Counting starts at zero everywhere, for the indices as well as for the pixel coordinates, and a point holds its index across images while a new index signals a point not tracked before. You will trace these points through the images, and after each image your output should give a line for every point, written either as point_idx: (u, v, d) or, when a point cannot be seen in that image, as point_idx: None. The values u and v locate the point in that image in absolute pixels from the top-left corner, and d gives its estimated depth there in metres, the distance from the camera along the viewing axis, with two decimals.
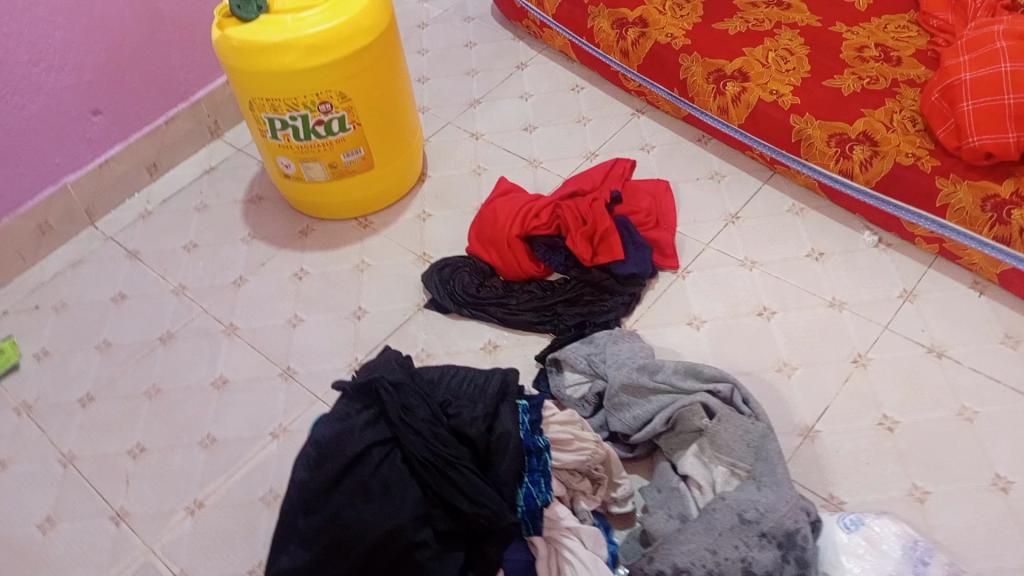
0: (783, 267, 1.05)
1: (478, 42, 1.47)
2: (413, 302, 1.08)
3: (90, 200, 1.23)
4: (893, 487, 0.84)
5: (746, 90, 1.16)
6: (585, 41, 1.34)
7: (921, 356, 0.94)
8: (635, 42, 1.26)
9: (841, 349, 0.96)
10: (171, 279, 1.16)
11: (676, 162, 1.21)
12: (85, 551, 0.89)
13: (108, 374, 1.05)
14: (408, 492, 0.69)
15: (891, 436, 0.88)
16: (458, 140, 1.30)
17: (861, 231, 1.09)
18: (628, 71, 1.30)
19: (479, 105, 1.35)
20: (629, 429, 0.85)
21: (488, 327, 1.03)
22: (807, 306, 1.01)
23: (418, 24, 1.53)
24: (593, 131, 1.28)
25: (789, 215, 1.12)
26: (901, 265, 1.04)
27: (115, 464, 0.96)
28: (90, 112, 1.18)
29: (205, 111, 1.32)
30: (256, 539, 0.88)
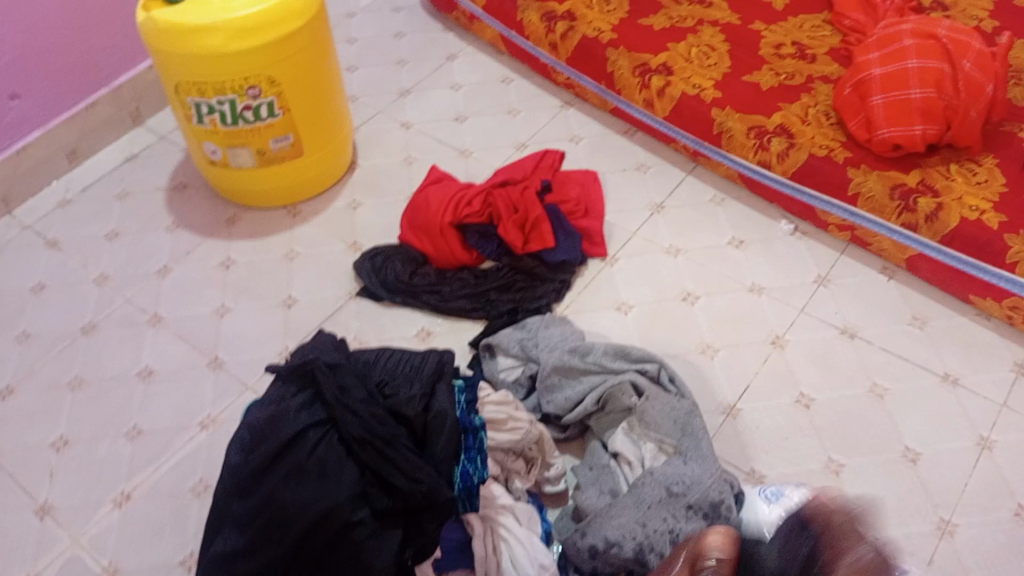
0: (706, 254, 1.09)
1: (407, 33, 1.47)
2: (345, 290, 1.08)
3: (7, 187, 1.19)
4: (812, 460, 0.89)
5: (670, 84, 1.19)
6: (515, 35, 1.35)
7: (835, 337, 0.99)
8: (564, 35, 1.28)
9: (762, 332, 1.00)
10: (92, 268, 1.12)
11: (604, 152, 1.24)
12: (8, 544, 0.86)
13: (28, 365, 1.02)
14: (345, 471, 0.69)
15: (808, 412, 0.92)
16: (389, 129, 1.30)
17: (779, 220, 1.13)
18: (557, 64, 1.31)
19: (410, 95, 1.35)
20: (561, 410, 0.86)
21: (421, 315, 1.04)
22: (729, 291, 1.05)
23: (347, 13, 1.52)
24: (523, 123, 1.29)
25: (711, 204, 1.16)
26: (816, 252, 1.09)
27: (37, 456, 0.93)
28: (7, 97, 1.14)
29: (127, 97, 1.29)
30: (187, 529, 0.87)
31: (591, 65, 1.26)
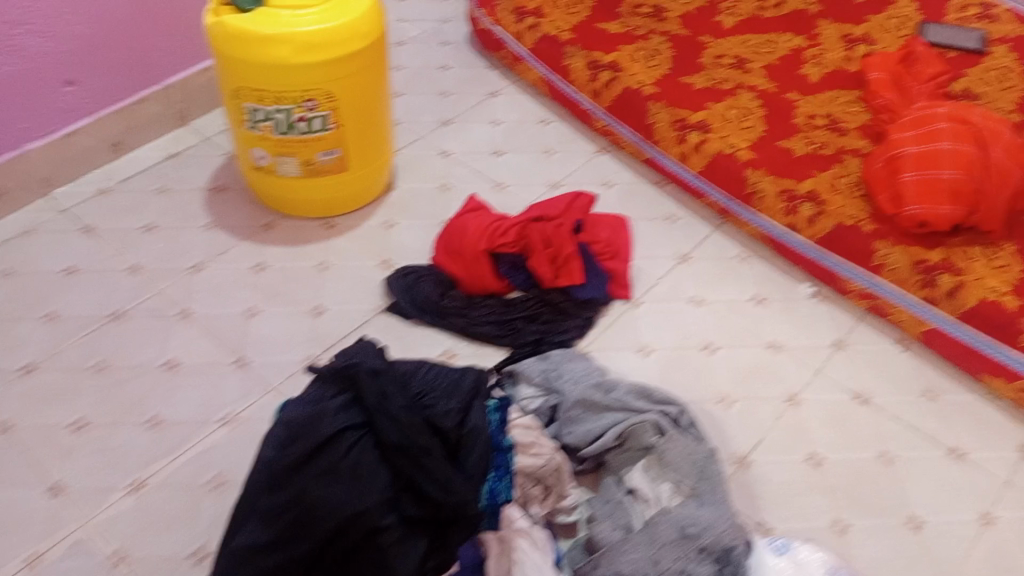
0: (861, 478, 0.99)
1: (821, 182, 1.26)
2: (808, 529, 0.94)
3: (467, 140, 1.44)
4: (819, 518, 0.95)
5: (963, 286, 1.10)
6: (900, 237, 1.18)
7: (903, 529, 0.95)
8: (949, 292, 1.10)
9: (897, 514, 0.96)
10: (449, 211, 1.32)
11: (809, 318, 1.17)
12: (228, 330, 1.14)
13: (383, 250, 1.26)
14: (427, 441, 0.80)
15: (841, 537, 0.94)
16: (822, 312, 1.18)
17: (915, 445, 1.02)
18: (875, 283, 1.15)
19: (857, 194, 1.25)
20: (581, 441, 0.94)
21: (807, 538, 0.93)
22: (882, 515, 0.96)
23: (823, 123, 1.38)
24: (945, 419, 1.05)
25: (926, 438, 1.03)
26: (914, 493, 0.98)
27: (301, 307, 1.17)
28: (536, 128, 1.47)
29: (539, 140, 1.44)
30: (224, 397, 1.06)
31: (955, 348, 1.09)
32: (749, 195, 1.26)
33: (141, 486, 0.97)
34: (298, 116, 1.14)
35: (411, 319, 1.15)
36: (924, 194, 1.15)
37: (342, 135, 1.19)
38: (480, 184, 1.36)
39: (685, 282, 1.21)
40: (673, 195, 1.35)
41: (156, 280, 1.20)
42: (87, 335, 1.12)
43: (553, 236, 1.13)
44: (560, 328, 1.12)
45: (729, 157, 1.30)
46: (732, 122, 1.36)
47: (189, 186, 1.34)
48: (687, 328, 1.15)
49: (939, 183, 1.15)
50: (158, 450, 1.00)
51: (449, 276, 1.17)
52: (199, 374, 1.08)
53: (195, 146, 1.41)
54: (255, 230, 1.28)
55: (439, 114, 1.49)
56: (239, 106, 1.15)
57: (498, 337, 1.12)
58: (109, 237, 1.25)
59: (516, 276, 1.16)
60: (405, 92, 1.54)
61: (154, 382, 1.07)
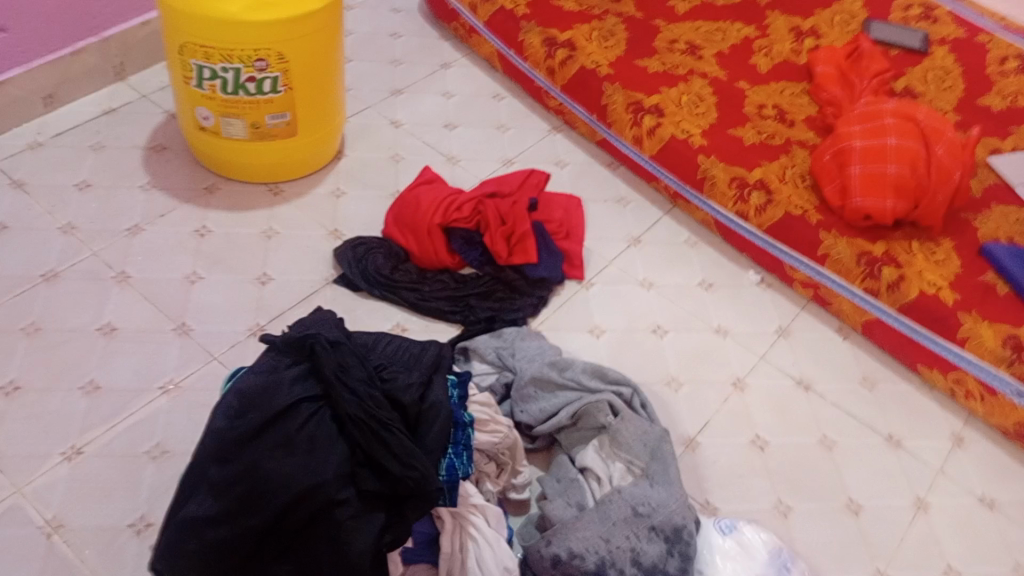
0: (802, 461, 1.02)
1: (771, 172, 1.29)
2: (752, 510, 0.97)
3: (420, 110, 1.42)
4: (762, 499, 0.98)
5: (905, 279, 1.14)
6: (844, 229, 1.21)
7: (841, 510, 0.98)
8: (891, 285, 1.14)
9: (835, 497, 0.99)
10: (400, 183, 1.30)
11: (754, 304, 1.19)
12: (168, 295, 1.09)
13: (332, 220, 1.23)
14: (386, 415, 0.79)
15: (782, 519, 0.97)
16: (766, 299, 1.20)
17: (853, 430, 1.06)
18: (819, 273, 1.19)
19: (803, 186, 1.28)
20: (534, 419, 0.95)
21: (752, 518, 0.96)
22: (821, 497, 0.99)
23: (772, 115, 1.40)
24: (881, 407, 1.08)
25: (862, 424, 1.07)
26: (851, 476, 1.01)
27: (246, 274, 1.14)
28: (488, 105, 1.45)
29: (493, 115, 1.43)
30: (165, 364, 1.02)
31: (893, 338, 1.13)
32: (701, 181, 1.28)
33: (76, 456, 0.93)
34: (247, 75, 1.10)
35: (360, 291, 1.13)
36: (869, 188, 1.19)
37: (292, 99, 1.15)
38: (432, 156, 1.34)
39: (636, 265, 1.22)
40: (625, 177, 1.36)
41: (91, 241, 1.14)
42: (16, 296, 1.06)
43: (509, 212, 1.14)
44: (512, 305, 1.11)
45: (683, 144, 1.31)
46: (686, 107, 1.38)
47: (126, 143, 1.28)
48: (636, 311, 1.16)
49: (883, 177, 1.19)
50: (94, 419, 0.96)
51: (403, 250, 1.15)
52: (138, 341, 1.04)
53: (133, 103, 1.35)
54: (197, 193, 1.23)
55: (390, 83, 1.46)
56: (185, 62, 1.11)
57: (450, 312, 1.10)
58: (40, 193, 1.19)
59: (469, 253, 1.14)
60: (355, 57, 1.50)
61: (89, 348, 1.02)
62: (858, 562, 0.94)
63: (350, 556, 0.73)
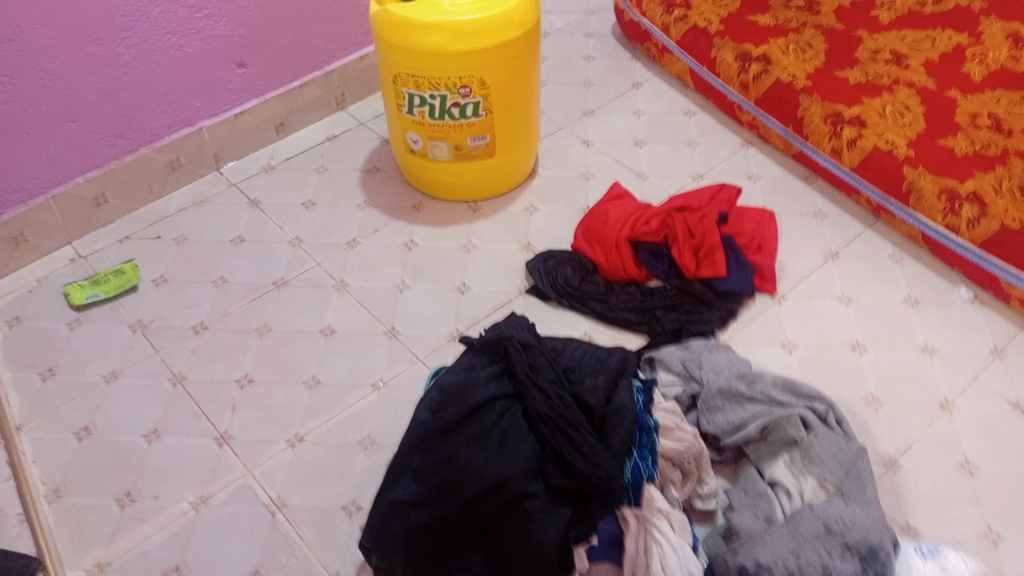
0: (1016, 490, 0.95)
1: (985, 182, 1.20)
2: (959, 537, 0.91)
3: (610, 129, 1.46)
4: (972, 526, 0.92)
5: None
6: None
7: None
8: None
9: None
10: (591, 199, 1.34)
11: (964, 322, 1.13)
12: (376, 302, 1.19)
13: (525, 234, 1.29)
14: (574, 414, 0.82)
15: (995, 548, 0.90)
16: (980, 318, 1.13)
17: None
18: None
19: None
20: (721, 431, 0.95)
21: (958, 545, 0.90)
22: None
23: (986, 122, 1.31)
24: None
25: None
26: None
27: (447, 284, 1.21)
28: (679, 122, 1.46)
29: (683, 132, 1.44)
30: (375, 363, 1.11)
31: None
32: (906, 194, 1.22)
33: (298, 442, 1.03)
34: (452, 101, 1.19)
35: (551, 300, 1.17)
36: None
37: (492, 121, 1.22)
38: (621, 173, 1.37)
39: (831, 280, 1.19)
40: (821, 191, 1.32)
41: (313, 253, 1.27)
42: (250, 301, 1.20)
43: (697, 226, 1.15)
44: (699, 318, 1.11)
45: (885, 153, 1.25)
46: (889, 117, 1.32)
47: (344, 166, 1.41)
48: (831, 328, 1.13)
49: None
50: (314, 411, 1.06)
51: (591, 264, 1.19)
52: (351, 343, 1.14)
53: (349, 130, 1.48)
54: (404, 210, 1.33)
55: (582, 104, 1.51)
56: (398, 91, 1.21)
57: (636, 324, 1.12)
58: (271, 210, 1.34)
59: (656, 265, 1.17)
60: (549, 81, 1.56)
61: (311, 347, 1.14)
62: None
63: (540, 547, 0.77)
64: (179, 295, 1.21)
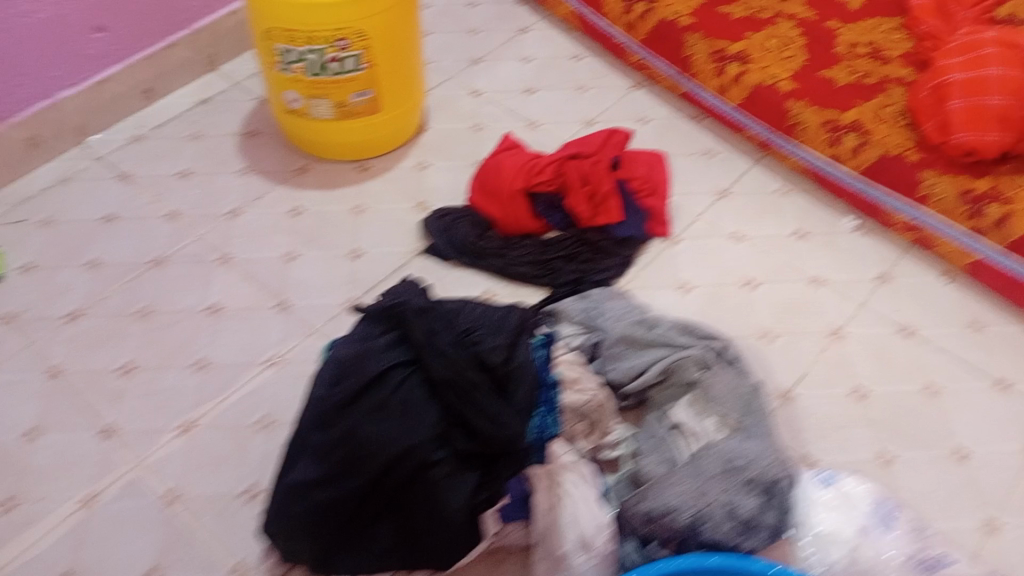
0: (903, 410, 0.99)
1: (867, 110, 1.24)
2: (853, 462, 0.94)
3: (499, 78, 1.42)
4: (864, 449, 0.95)
5: (1011, 215, 1.07)
6: (942, 167, 1.15)
7: (947, 456, 0.95)
8: (997, 222, 1.07)
9: (942, 442, 0.96)
10: (483, 150, 1.30)
11: (852, 250, 1.15)
12: (264, 275, 1.14)
13: (417, 192, 1.25)
14: (475, 376, 0.79)
15: (885, 468, 0.94)
16: (863, 245, 1.16)
17: (961, 375, 1.01)
18: (918, 213, 1.13)
19: (902, 125, 1.22)
20: (623, 378, 0.94)
21: (853, 470, 0.94)
22: (927, 445, 0.95)
23: (865, 52, 1.34)
24: (991, 350, 1.04)
25: (971, 370, 1.02)
26: (960, 423, 0.97)
27: (338, 251, 1.17)
28: (568, 66, 1.43)
29: (573, 77, 1.42)
30: (268, 338, 1.07)
31: (1000, 279, 1.07)
32: (791, 127, 1.24)
33: (191, 428, 0.99)
34: (329, 57, 1.12)
35: (448, 259, 1.15)
36: (970, 121, 1.12)
37: (374, 75, 1.17)
38: (512, 122, 1.34)
39: (723, 219, 1.20)
40: (711, 130, 1.33)
41: (193, 226, 1.20)
42: (128, 282, 1.13)
43: (592, 173, 1.12)
44: (598, 267, 1.10)
45: (770, 88, 1.27)
46: (772, 52, 1.33)
47: (220, 131, 1.34)
48: (726, 266, 1.14)
49: (986, 109, 1.11)
50: (206, 394, 1.02)
51: (485, 218, 1.16)
52: (241, 318, 1.09)
53: (223, 91, 1.40)
54: (288, 174, 1.27)
55: (469, 52, 1.47)
56: (271, 47, 1.14)
57: (536, 278, 1.11)
58: (145, 185, 1.26)
59: (554, 216, 1.15)
60: (434, 30, 1.51)
61: (198, 327, 1.08)
62: (966, 511, 0.90)
63: (448, 516, 0.76)
64: (49, 281, 1.13)
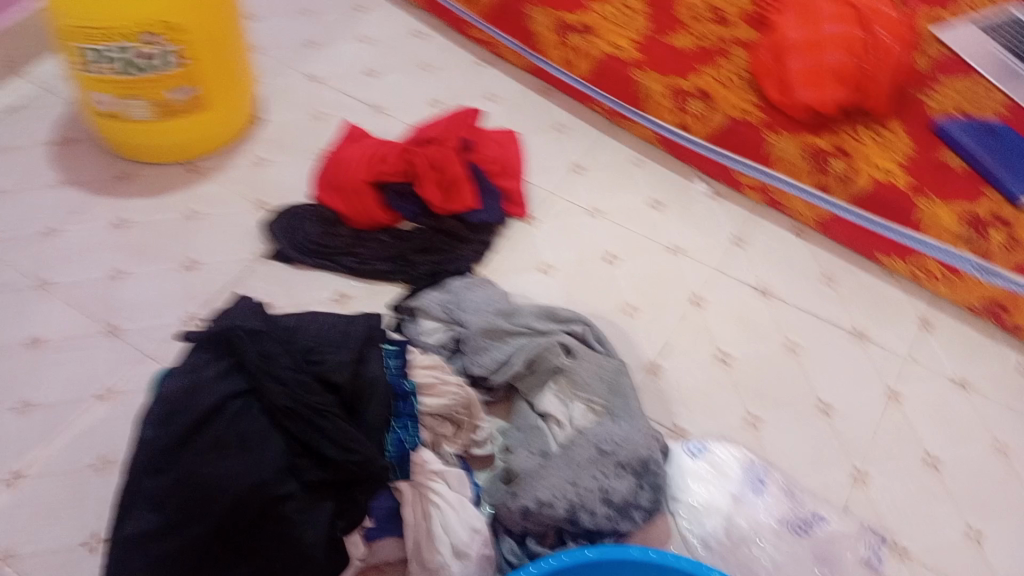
0: (767, 370, 0.99)
1: (706, 75, 1.23)
2: (724, 428, 0.94)
3: (338, 62, 1.34)
4: (733, 414, 0.96)
5: (856, 170, 1.09)
6: (785, 126, 1.16)
7: (813, 413, 0.96)
8: (842, 176, 1.09)
9: (807, 398, 0.97)
10: (326, 140, 1.23)
11: (706, 216, 1.16)
12: (92, 297, 1.04)
13: (258, 191, 1.17)
14: (321, 400, 0.75)
15: (755, 432, 0.94)
16: (718, 209, 1.17)
17: (818, 330, 1.03)
18: (767, 177, 1.15)
19: (745, 85, 1.22)
20: (487, 371, 0.90)
21: (723, 437, 0.93)
22: (792, 404, 0.97)
23: (705, 12, 1.34)
24: (844, 301, 1.06)
25: (827, 324, 1.04)
26: (821, 377, 0.99)
27: (175, 263, 1.08)
28: (409, 45, 1.37)
29: (415, 56, 1.36)
30: (101, 367, 0.97)
31: (852, 232, 1.11)
32: (638, 96, 1.22)
33: (20, 475, 0.89)
34: (140, 52, 1.02)
35: (296, 262, 1.08)
36: (811, 80, 1.13)
37: (194, 70, 1.07)
38: (356, 108, 1.27)
39: (578, 194, 1.17)
40: (561, 102, 1.30)
41: (5, 250, 1.08)
42: None
43: (440, 156, 1.06)
44: (455, 256, 1.06)
45: (616, 59, 1.24)
46: (612, 18, 1.29)
47: (30, 141, 1.21)
48: (585, 241, 1.12)
49: (825, 67, 1.13)
50: (34, 437, 0.92)
51: (333, 214, 1.09)
52: (69, 349, 0.99)
53: (30, 96, 1.27)
54: (111, 182, 1.16)
55: (303, 35, 1.38)
56: (71, 47, 1.02)
57: (392, 274, 1.05)
58: None
59: (403, 206, 1.07)
60: (263, 13, 1.41)
61: (19, 362, 0.97)
62: (834, 465, 0.92)
63: (305, 551, 0.71)
64: None
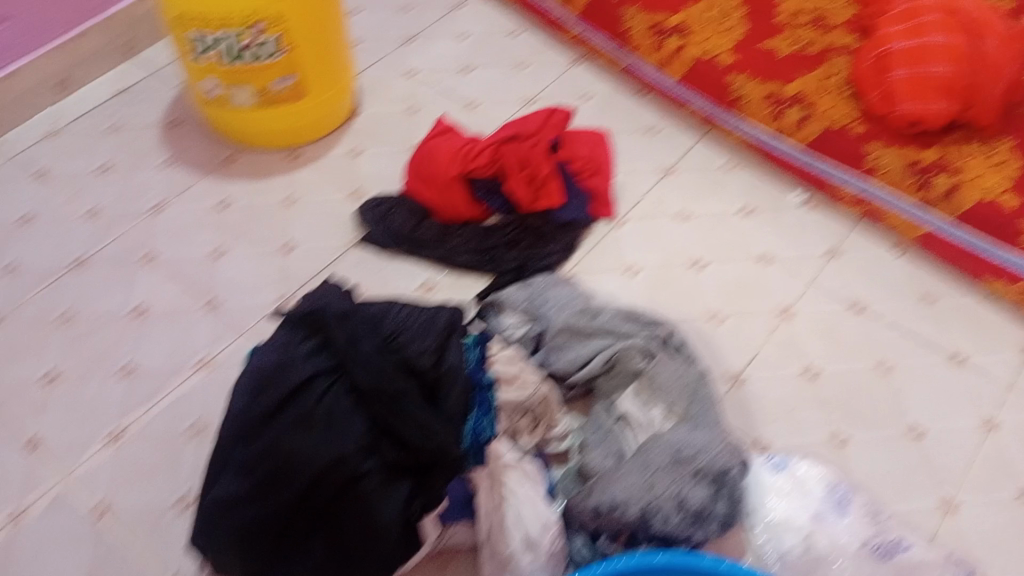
0: (855, 388, 0.97)
1: (809, 82, 1.21)
2: (806, 445, 0.92)
3: (434, 57, 1.36)
4: (816, 431, 0.93)
5: (960, 188, 1.07)
6: (886, 138, 1.13)
7: (901, 437, 0.93)
8: (945, 194, 1.07)
9: (896, 420, 0.94)
10: (419, 134, 1.25)
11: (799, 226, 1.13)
12: (192, 273, 1.08)
13: (351, 180, 1.19)
14: (402, 383, 0.76)
15: (840, 450, 0.92)
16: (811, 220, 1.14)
17: (912, 351, 1.00)
18: (868, 189, 1.11)
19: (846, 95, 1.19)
20: (568, 368, 0.91)
21: (805, 454, 0.91)
22: (879, 425, 0.94)
23: (808, 19, 1.30)
24: (941, 322, 1.02)
25: (921, 345, 1.00)
26: (912, 399, 0.96)
27: (270, 245, 1.11)
28: (504, 43, 1.38)
29: (510, 53, 1.37)
30: (197, 341, 1.01)
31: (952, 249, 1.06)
32: (734, 101, 1.21)
33: (118, 438, 0.93)
34: (245, 41, 1.06)
35: (387, 250, 1.10)
36: (914, 92, 1.10)
37: (295, 59, 1.11)
38: (449, 103, 1.29)
39: (668, 198, 1.16)
40: (654, 105, 1.29)
41: (114, 225, 1.13)
42: (49, 286, 1.07)
43: (531, 156, 1.06)
44: (541, 253, 1.07)
45: (710, 63, 1.24)
46: (711, 24, 1.29)
47: (141, 122, 1.27)
48: (672, 246, 1.11)
49: (928, 78, 1.09)
50: (132, 403, 0.96)
51: (422, 205, 1.11)
52: (168, 321, 1.03)
53: (142, 79, 1.33)
54: (215, 165, 1.21)
55: (402, 31, 1.41)
56: (183, 34, 1.07)
57: (479, 267, 1.07)
58: (64, 182, 1.18)
59: (491, 201, 1.09)
60: (364, 8, 1.44)
61: (122, 332, 1.02)
62: (921, 491, 0.89)
63: (381, 529, 0.72)
64: None
